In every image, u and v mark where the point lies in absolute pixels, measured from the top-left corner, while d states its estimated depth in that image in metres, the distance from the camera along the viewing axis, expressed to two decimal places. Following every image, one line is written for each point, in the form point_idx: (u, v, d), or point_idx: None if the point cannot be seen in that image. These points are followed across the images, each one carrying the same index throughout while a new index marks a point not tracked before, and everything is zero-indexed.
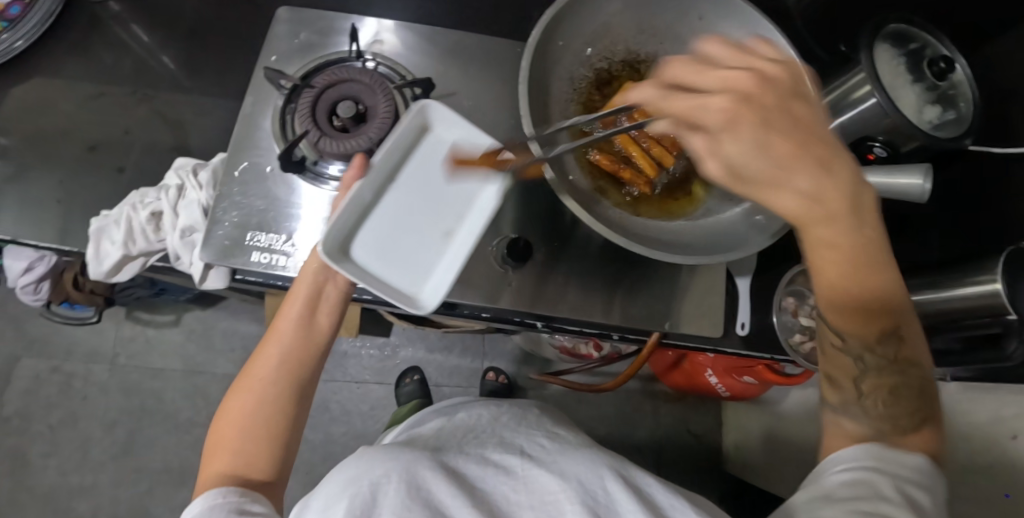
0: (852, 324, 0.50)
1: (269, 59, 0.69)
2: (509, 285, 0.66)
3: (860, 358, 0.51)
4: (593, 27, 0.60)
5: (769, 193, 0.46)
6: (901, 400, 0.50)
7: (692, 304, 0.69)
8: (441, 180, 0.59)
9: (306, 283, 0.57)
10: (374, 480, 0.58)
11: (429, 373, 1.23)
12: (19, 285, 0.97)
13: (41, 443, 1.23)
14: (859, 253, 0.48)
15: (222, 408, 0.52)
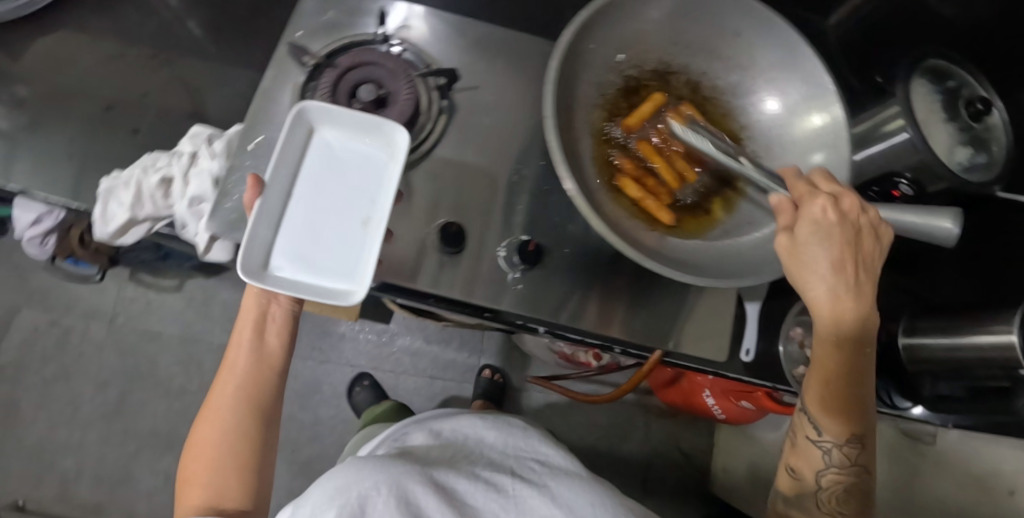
0: (833, 417, 0.53)
1: (296, 34, 0.68)
2: (515, 288, 0.64)
3: (828, 451, 0.54)
4: (627, 33, 0.59)
5: (811, 286, 0.51)
6: (848, 499, 0.54)
7: (697, 324, 0.68)
8: (346, 172, 0.58)
9: (251, 307, 0.63)
10: (367, 492, 0.58)
11: (425, 365, 1.22)
12: (27, 238, 0.97)
13: (33, 395, 1.23)
14: (858, 361, 0.52)
15: (189, 441, 0.58)
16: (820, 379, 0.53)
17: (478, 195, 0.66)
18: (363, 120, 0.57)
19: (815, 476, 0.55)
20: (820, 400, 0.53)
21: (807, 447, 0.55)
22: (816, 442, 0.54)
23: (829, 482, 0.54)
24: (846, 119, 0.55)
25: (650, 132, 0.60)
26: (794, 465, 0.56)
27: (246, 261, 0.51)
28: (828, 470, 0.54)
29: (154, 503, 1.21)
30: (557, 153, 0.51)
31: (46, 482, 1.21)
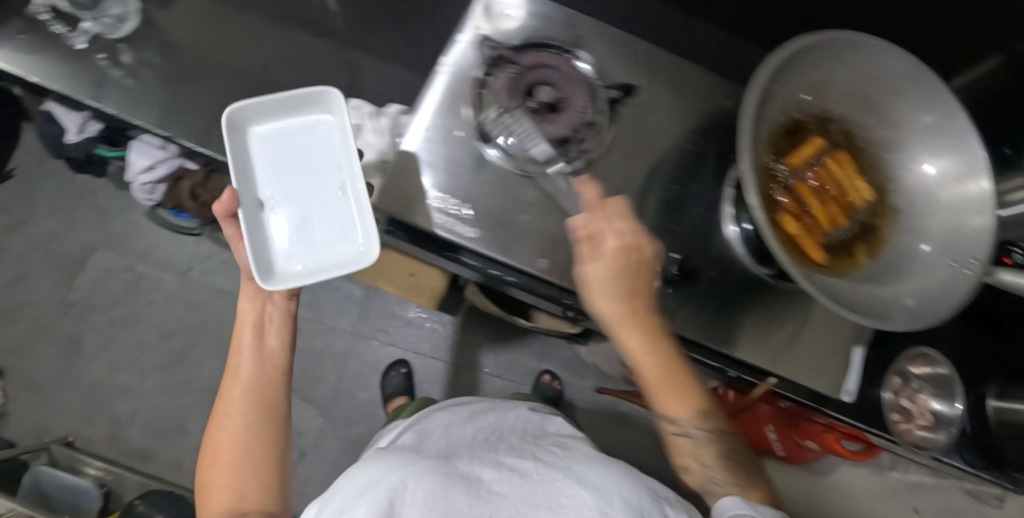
0: (681, 406, 0.56)
1: (476, 26, 0.67)
2: (662, 302, 0.65)
3: (693, 436, 0.56)
4: (812, 75, 0.61)
5: (601, 302, 0.57)
6: (733, 468, 0.56)
7: (814, 361, 0.70)
8: (302, 154, 0.64)
9: (249, 314, 0.67)
10: (393, 485, 0.51)
11: (486, 362, 1.24)
12: (137, 184, 0.98)
13: (97, 334, 1.26)
14: (671, 359, 0.57)
15: (205, 448, 0.60)
16: (654, 386, 0.57)
17: (628, 203, 0.66)
18: (291, 97, 0.62)
19: (701, 470, 0.57)
20: (665, 402, 0.56)
21: (682, 447, 0.57)
22: (679, 434, 0.57)
23: (712, 473, 0.56)
24: (994, 193, 0.58)
25: (809, 173, 0.64)
26: (682, 465, 0.58)
27: (262, 271, 0.59)
28: (701, 460, 0.56)
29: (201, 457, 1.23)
30: (751, 177, 0.53)
31: (98, 421, 1.23)
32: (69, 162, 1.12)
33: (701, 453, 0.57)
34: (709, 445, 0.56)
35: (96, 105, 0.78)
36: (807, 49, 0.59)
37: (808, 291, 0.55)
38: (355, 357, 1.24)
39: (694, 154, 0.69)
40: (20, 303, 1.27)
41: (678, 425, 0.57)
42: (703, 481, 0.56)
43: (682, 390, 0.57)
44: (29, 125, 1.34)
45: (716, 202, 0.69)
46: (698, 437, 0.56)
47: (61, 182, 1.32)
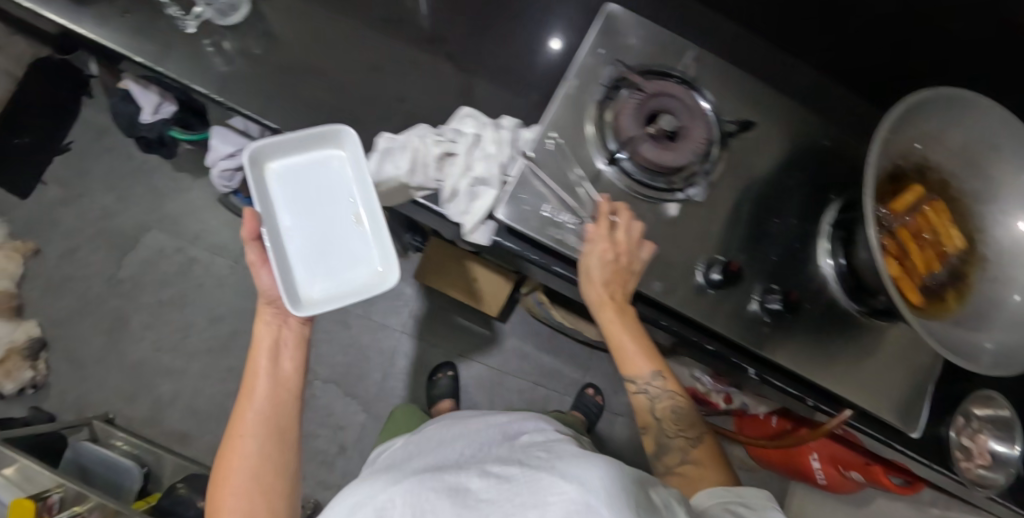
0: (648, 367, 0.63)
1: (597, 49, 0.69)
2: (757, 330, 0.68)
3: (651, 396, 0.64)
4: (925, 126, 0.64)
5: (589, 289, 0.62)
6: (681, 419, 0.64)
7: (895, 397, 0.72)
8: (318, 187, 0.68)
9: (264, 337, 0.67)
10: (383, 503, 0.53)
11: (533, 371, 1.27)
12: (219, 170, 0.99)
13: (144, 314, 1.27)
14: (637, 330, 0.63)
15: (217, 466, 0.63)
16: (619, 352, 0.63)
17: (728, 232, 0.69)
18: (309, 135, 0.65)
19: (655, 424, 0.64)
20: (627, 365, 0.63)
21: (643, 407, 0.64)
22: (639, 392, 0.64)
23: (665, 425, 0.64)
24: None
25: (909, 219, 0.67)
26: (643, 424, 0.65)
27: (290, 297, 0.63)
28: (658, 415, 0.64)
29: None
30: (871, 219, 0.57)
31: (139, 401, 1.23)
32: (139, 141, 1.14)
33: (654, 408, 0.64)
34: (667, 401, 0.64)
35: (202, 90, 0.77)
36: (922, 103, 0.62)
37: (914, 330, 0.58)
38: (401, 356, 1.25)
39: (790, 187, 0.72)
40: (71, 277, 1.28)
41: (637, 384, 0.64)
42: (660, 435, 0.64)
43: (643, 353, 0.63)
44: (91, 101, 1.34)
45: (813, 238, 0.72)
46: (655, 394, 0.64)
47: (118, 159, 1.33)
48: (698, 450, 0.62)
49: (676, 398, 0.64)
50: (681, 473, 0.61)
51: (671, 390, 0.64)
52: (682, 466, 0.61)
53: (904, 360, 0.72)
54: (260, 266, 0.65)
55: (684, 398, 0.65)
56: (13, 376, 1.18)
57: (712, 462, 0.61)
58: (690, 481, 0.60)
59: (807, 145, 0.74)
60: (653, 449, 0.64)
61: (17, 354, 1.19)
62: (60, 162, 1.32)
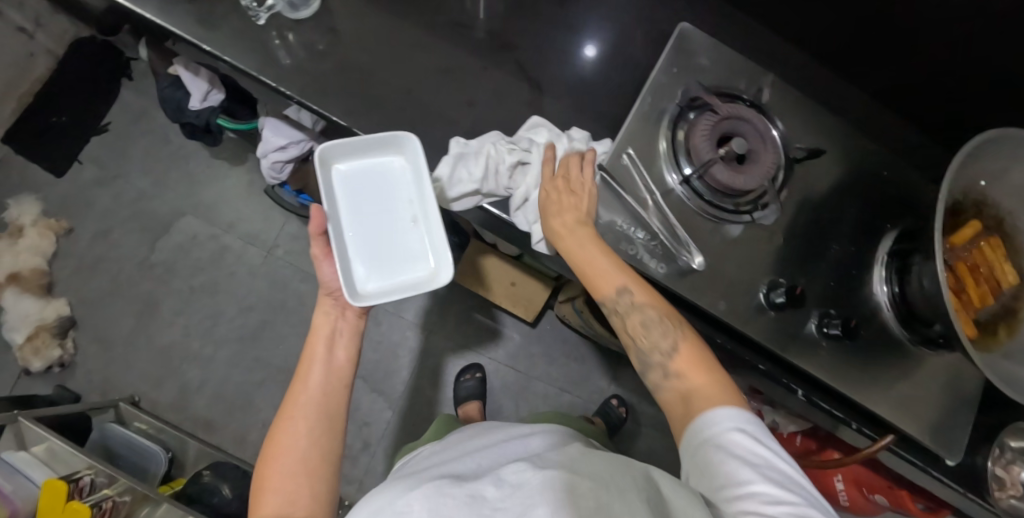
0: (609, 280, 0.59)
1: (670, 68, 0.70)
2: (814, 352, 0.70)
3: (622, 316, 0.59)
4: (983, 167, 0.68)
5: (551, 220, 0.63)
6: (657, 332, 0.58)
7: (942, 426, 0.73)
8: (377, 188, 0.70)
9: (324, 326, 0.66)
10: (400, 508, 0.46)
11: (559, 377, 1.30)
12: (268, 161, 0.99)
13: (176, 299, 1.28)
14: (593, 241, 0.61)
15: (263, 451, 0.59)
16: (584, 274, 0.60)
17: (788, 255, 0.71)
18: (374, 140, 0.67)
19: (639, 346, 0.59)
20: (595, 284, 0.60)
21: (620, 326, 0.60)
22: (612, 317, 0.60)
23: (642, 340, 0.59)
24: None
25: (965, 253, 0.69)
26: (624, 343, 0.61)
27: (350, 290, 0.64)
28: (631, 331, 0.59)
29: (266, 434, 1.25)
30: (941, 247, 0.59)
31: (166, 385, 1.24)
32: (183, 128, 1.15)
33: (629, 324, 0.60)
34: (638, 314, 0.59)
35: (269, 83, 0.74)
36: (990, 143, 0.66)
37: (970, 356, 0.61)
38: (429, 356, 1.27)
39: (848, 216, 0.74)
40: (103, 258, 1.28)
41: (611, 306, 0.60)
42: (640, 352, 0.59)
43: (604, 266, 0.60)
44: (131, 83, 1.33)
45: (868, 266, 0.74)
46: (625, 308, 0.59)
47: (155, 142, 1.32)
48: (677, 361, 0.57)
49: (644, 308, 0.59)
50: (667, 388, 0.57)
51: (638, 301, 0.59)
52: (669, 382, 0.57)
53: (951, 390, 0.74)
54: (322, 261, 0.66)
55: (656, 304, 0.59)
56: (42, 353, 1.19)
57: (694, 371, 0.56)
58: (682, 398, 0.55)
59: (867, 174, 0.75)
60: (639, 367, 0.60)
61: (46, 331, 1.20)
62: (96, 142, 1.31)
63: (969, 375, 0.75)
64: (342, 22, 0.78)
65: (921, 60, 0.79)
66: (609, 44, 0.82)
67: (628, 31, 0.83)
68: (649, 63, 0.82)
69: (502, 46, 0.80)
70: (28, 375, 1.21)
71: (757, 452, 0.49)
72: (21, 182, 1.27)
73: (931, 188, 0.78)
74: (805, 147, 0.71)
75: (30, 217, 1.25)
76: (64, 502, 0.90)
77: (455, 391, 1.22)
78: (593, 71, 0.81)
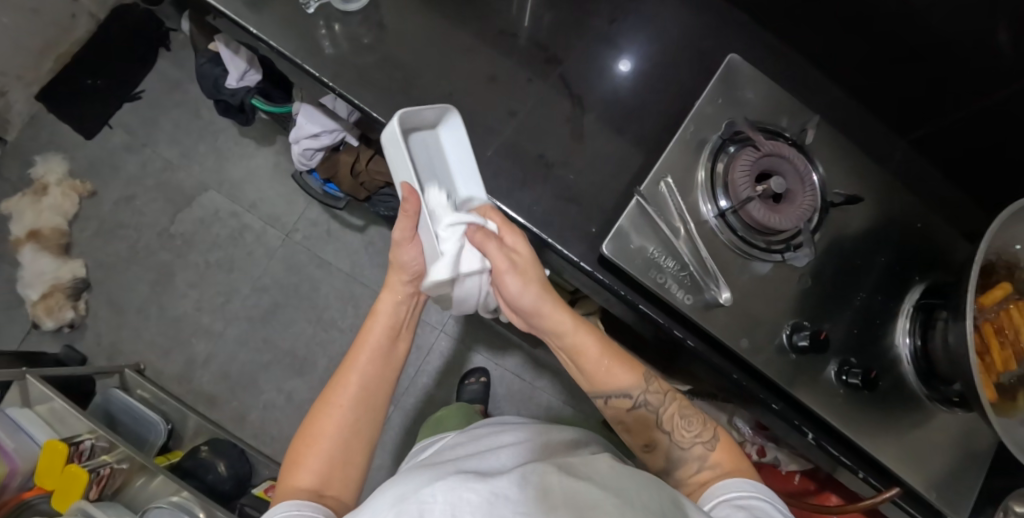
0: (630, 370, 0.63)
1: (715, 99, 0.70)
2: (830, 398, 0.70)
3: (645, 403, 0.63)
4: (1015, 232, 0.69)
5: (527, 299, 0.61)
6: (688, 419, 0.63)
7: (953, 487, 0.72)
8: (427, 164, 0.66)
9: (388, 314, 0.64)
10: (422, 499, 0.40)
11: (563, 389, 1.32)
12: (300, 148, 0.99)
13: (192, 271, 1.29)
14: (600, 335, 0.64)
15: (304, 425, 0.59)
16: (598, 367, 0.63)
17: (813, 299, 0.71)
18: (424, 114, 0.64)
19: (664, 440, 0.62)
20: (614, 378, 0.63)
21: (649, 421, 0.63)
22: (631, 408, 0.63)
23: (676, 436, 0.62)
24: None
25: (993, 315, 0.69)
26: (650, 441, 0.63)
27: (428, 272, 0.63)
28: (666, 426, 0.63)
29: (267, 415, 1.26)
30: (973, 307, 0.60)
31: (174, 356, 1.26)
32: (218, 104, 1.15)
33: (658, 420, 0.63)
34: (671, 406, 0.63)
35: (312, 71, 0.73)
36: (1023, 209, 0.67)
37: (989, 418, 0.61)
38: (435, 354, 1.30)
39: (877, 265, 0.74)
40: (123, 223, 1.29)
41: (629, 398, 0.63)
42: (671, 447, 0.62)
43: (626, 363, 0.64)
44: (168, 53, 1.33)
45: (892, 316, 0.74)
46: (654, 402, 0.63)
47: (186, 116, 1.33)
48: (717, 452, 0.60)
49: (676, 401, 0.64)
50: (700, 479, 0.59)
51: (668, 394, 0.64)
52: (703, 474, 0.59)
53: (964, 450, 0.73)
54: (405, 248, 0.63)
55: (685, 401, 0.64)
56: (55, 314, 1.20)
57: (730, 456, 0.60)
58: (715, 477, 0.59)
59: (899, 226, 0.75)
60: (666, 464, 0.62)
61: (61, 291, 1.21)
62: (128, 109, 1.31)
63: (982, 438, 0.74)
64: (391, 18, 0.77)
65: (968, 115, 0.78)
66: (655, 69, 0.82)
67: (674, 57, 0.83)
68: (692, 91, 0.81)
69: (549, 59, 0.80)
70: (37, 331, 1.22)
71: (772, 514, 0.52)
72: (50, 140, 1.28)
73: (961, 245, 0.78)
74: (844, 193, 0.71)
75: (56, 176, 1.26)
76: (62, 465, 0.90)
77: (459, 393, 1.23)
78: (635, 94, 0.81)
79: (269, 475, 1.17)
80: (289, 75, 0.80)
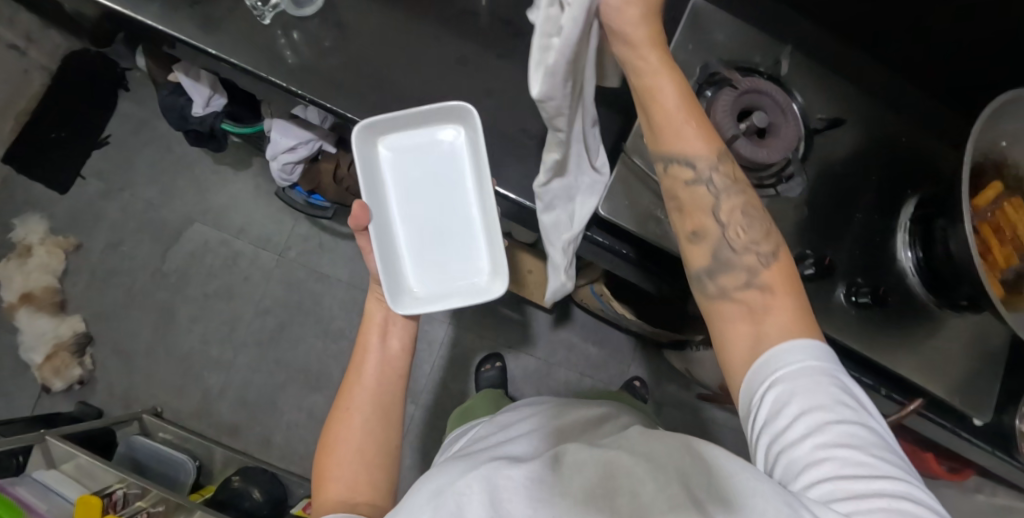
0: (701, 142, 0.55)
1: (686, 44, 0.70)
2: (844, 321, 0.71)
3: (708, 182, 0.55)
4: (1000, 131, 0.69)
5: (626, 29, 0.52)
6: (751, 222, 0.55)
7: (973, 387, 0.74)
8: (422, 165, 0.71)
9: (377, 314, 0.66)
10: (458, 492, 0.41)
11: (579, 361, 1.34)
12: (278, 163, 0.96)
13: (192, 307, 1.28)
14: (674, 96, 0.54)
15: (323, 440, 0.58)
16: (658, 123, 0.55)
17: (810, 228, 0.71)
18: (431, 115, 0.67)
19: (717, 235, 0.55)
20: (676, 142, 0.55)
21: (704, 206, 0.55)
22: (689, 183, 0.55)
23: (732, 234, 0.54)
24: None
25: (989, 215, 0.70)
26: (698, 228, 0.55)
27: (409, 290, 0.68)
28: (724, 218, 0.55)
29: (290, 436, 1.26)
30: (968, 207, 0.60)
31: (188, 393, 1.26)
32: (188, 134, 1.13)
33: (717, 207, 0.55)
34: (731, 202, 0.55)
35: (279, 83, 0.72)
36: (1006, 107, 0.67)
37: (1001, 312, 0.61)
38: (446, 347, 1.30)
39: (870, 183, 0.74)
40: (114, 270, 1.28)
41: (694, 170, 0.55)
42: (725, 244, 0.54)
43: (694, 130, 0.55)
44: (128, 94, 1.31)
45: (891, 232, 0.74)
46: (717, 190, 0.55)
47: (158, 152, 1.31)
48: (770, 275, 0.52)
49: (742, 195, 0.55)
50: (745, 289, 0.52)
51: (734, 186, 0.55)
52: (747, 287, 0.52)
53: (979, 351, 0.75)
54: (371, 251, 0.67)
55: (752, 201, 0.56)
56: (62, 373, 1.19)
57: (784, 291, 0.51)
58: (755, 312, 0.50)
59: (886, 143, 0.75)
60: (707, 262, 0.54)
61: (64, 349, 1.20)
62: (97, 156, 1.29)
63: (994, 338, 0.76)
64: (349, 16, 0.76)
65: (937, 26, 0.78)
66: None
67: None
68: None
69: (514, 33, 0.79)
70: (48, 392, 1.22)
71: (841, 398, 0.45)
72: (26, 200, 1.26)
73: (947, 153, 0.78)
74: (825, 118, 0.72)
75: (38, 235, 1.24)
76: None
77: (477, 381, 1.24)
78: None
79: (304, 493, 1.17)
80: (257, 92, 0.79)
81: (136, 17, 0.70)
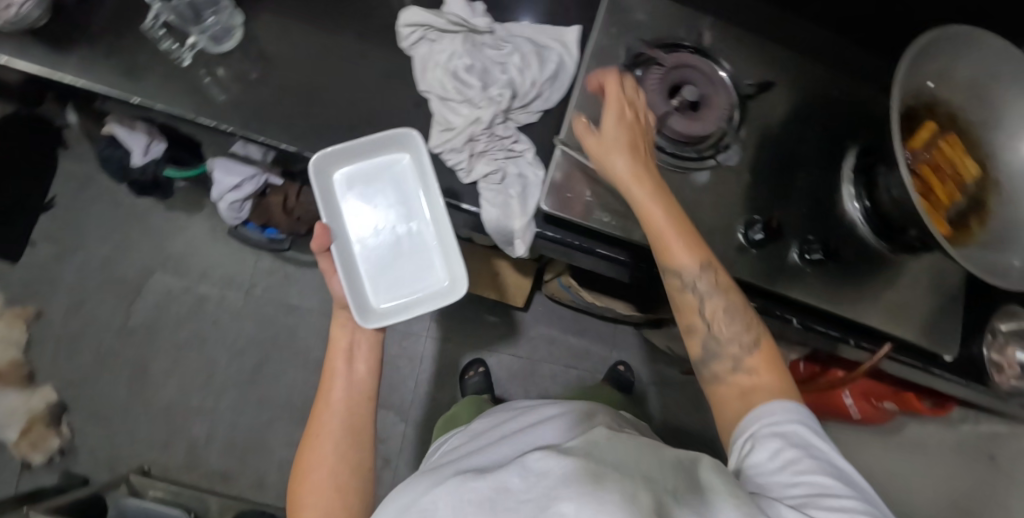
0: (690, 257, 0.56)
1: (608, 28, 0.70)
2: (801, 279, 0.71)
3: (694, 290, 0.57)
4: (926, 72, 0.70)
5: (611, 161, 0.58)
6: (734, 318, 0.57)
7: (935, 324, 0.75)
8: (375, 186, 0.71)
9: (341, 339, 0.64)
10: (423, 507, 0.41)
11: (562, 354, 1.34)
12: (226, 202, 0.97)
13: (165, 359, 1.26)
14: (660, 215, 0.56)
15: (293, 471, 0.57)
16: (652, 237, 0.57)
17: (756, 193, 0.72)
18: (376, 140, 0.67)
19: (705, 329, 0.57)
20: (667, 257, 0.56)
21: (694, 310, 0.57)
22: (682, 290, 0.57)
23: (717, 328, 0.57)
24: None
25: (927, 155, 0.72)
26: (690, 325, 0.58)
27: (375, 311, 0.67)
28: (708, 316, 0.57)
29: (284, 473, 1.24)
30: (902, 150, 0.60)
31: (174, 446, 1.23)
32: (133, 185, 1.11)
33: (703, 307, 0.57)
34: (716, 298, 0.57)
35: (208, 122, 0.71)
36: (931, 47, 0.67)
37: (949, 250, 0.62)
38: (428, 360, 1.29)
39: (809, 139, 0.75)
40: (79, 333, 1.24)
41: (682, 279, 0.57)
42: (711, 337, 0.57)
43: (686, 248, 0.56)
44: (67, 151, 1.27)
45: (836, 185, 0.75)
46: (704, 292, 0.57)
47: (107, 207, 1.28)
48: (755, 358, 0.55)
49: (726, 294, 0.57)
50: (735, 382, 0.55)
51: (720, 288, 0.57)
52: (736, 377, 0.55)
53: (936, 287, 0.76)
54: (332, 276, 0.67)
55: (738, 297, 0.58)
56: (40, 446, 1.17)
57: (767, 371, 0.55)
58: (746, 392, 0.54)
59: (818, 98, 0.76)
60: (700, 355, 0.57)
61: (38, 422, 1.17)
62: (44, 220, 1.26)
63: (949, 274, 0.77)
64: (270, 46, 0.75)
65: None
66: None
67: None
68: None
69: None
70: (28, 468, 1.18)
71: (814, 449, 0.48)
72: None
73: (880, 100, 0.79)
74: (755, 83, 0.73)
75: None
76: None
77: (463, 389, 1.24)
78: None
79: None
80: (189, 134, 0.77)
81: (48, 75, 0.68)
